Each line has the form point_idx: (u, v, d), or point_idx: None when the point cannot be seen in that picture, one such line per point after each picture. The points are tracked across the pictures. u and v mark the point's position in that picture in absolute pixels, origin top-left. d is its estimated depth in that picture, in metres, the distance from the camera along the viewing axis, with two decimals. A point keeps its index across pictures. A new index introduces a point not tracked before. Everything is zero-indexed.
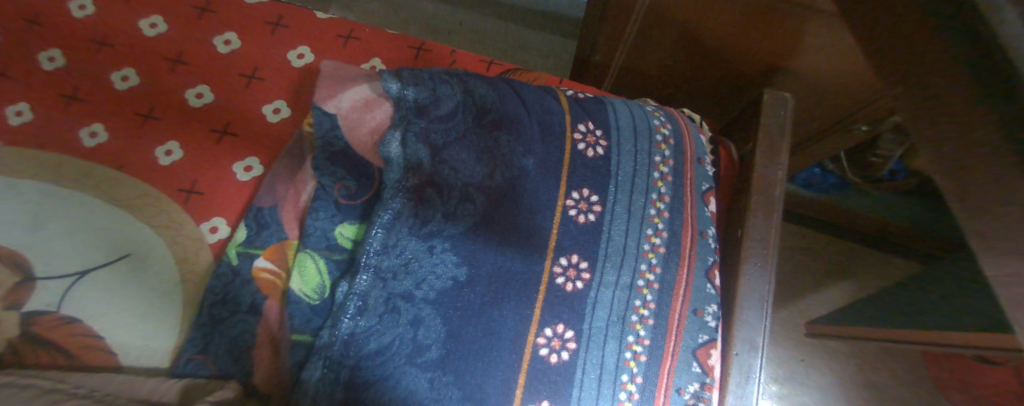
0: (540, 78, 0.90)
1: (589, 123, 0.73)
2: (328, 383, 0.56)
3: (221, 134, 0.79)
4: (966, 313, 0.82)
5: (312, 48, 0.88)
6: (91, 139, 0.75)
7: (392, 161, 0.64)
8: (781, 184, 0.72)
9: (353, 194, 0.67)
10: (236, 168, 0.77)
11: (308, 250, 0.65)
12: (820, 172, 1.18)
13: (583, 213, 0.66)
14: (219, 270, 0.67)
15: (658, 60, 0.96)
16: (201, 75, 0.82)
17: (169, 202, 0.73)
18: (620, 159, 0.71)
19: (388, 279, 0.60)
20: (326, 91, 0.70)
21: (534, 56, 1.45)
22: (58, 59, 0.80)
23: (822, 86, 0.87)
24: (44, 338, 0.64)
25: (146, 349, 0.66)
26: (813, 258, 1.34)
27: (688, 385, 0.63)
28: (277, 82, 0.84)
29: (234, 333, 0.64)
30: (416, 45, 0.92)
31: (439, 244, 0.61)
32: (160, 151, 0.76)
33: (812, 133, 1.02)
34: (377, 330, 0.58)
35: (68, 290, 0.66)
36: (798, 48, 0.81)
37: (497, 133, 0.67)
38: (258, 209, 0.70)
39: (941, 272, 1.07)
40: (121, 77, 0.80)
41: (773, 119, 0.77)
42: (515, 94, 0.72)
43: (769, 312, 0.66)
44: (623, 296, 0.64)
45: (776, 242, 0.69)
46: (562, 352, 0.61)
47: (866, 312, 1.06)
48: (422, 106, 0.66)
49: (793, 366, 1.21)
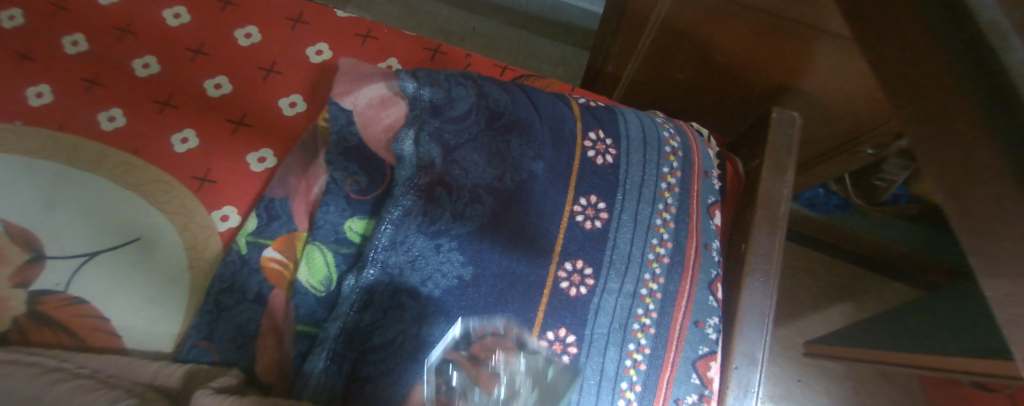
0: (552, 85, 0.91)
1: (600, 131, 0.74)
2: (331, 373, 0.57)
3: (236, 124, 0.80)
4: (968, 341, 0.82)
5: (331, 45, 0.89)
6: (109, 123, 0.76)
7: (404, 159, 0.66)
8: (786, 201, 0.73)
9: (363, 189, 0.68)
10: (250, 158, 0.78)
11: (316, 242, 0.66)
12: (824, 192, 1.20)
13: (590, 220, 0.67)
14: (228, 258, 0.68)
15: (670, 74, 0.97)
16: (220, 66, 0.84)
17: (182, 189, 0.74)
18: (628, 168, 0.72)
19: (395, 274, 0.61)
20: (343, 88, 0.72)
21: (545, 64, 1.47)
22: (81, 44, 0.81)
23: (831, 106, 0.89)
24: (50, 318, 0.64)
25: (150, 333, 0.66)
26: (815, 278, 1.34)
27: (686, 396, 0.64)
28: (295, 76, 0.85)
29: (240, 321, 0.65)
30: (433, 47, 0.93)
31: (446, 243, 0.62)
32: (176, 138, 0.77)
33: (817, 155, 1.03)
34: (382, 325, 0.59)
35: (77, 270, 0.66)
36: (808, 68, 0.83)
37: (509, 137, 0.68)
38: (269, 200, 0.71)
39: (941, 299, 1.08)
40: (142, 64, 0.82)
41: (780, 136, 0.78)
42: (528, 99, 0.73)
43: (770, 328, 0.66)
44: (626, 304, 0.65)
45: (779, 259, 0.70)
46: (563, 356, 0.62)
47: (865, 335, 1.06)
48: (437, 107, 0.67)
49: (790, 386, 1.21)
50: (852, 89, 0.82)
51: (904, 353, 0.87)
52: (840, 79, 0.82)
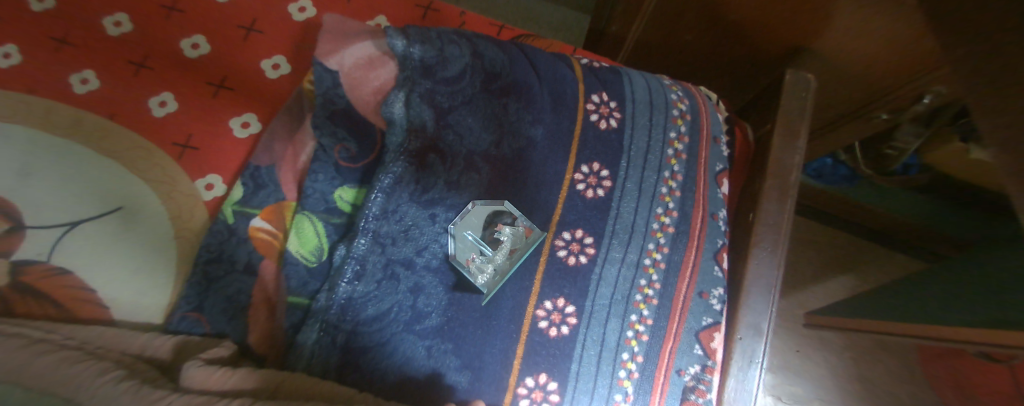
0: (553, 46, 0.86)
1: (603, 94, 0.70)
2: (324, 345, 0.54)
3: (217, 87, 0.76)
4: (980, 316, 0.80)
5: (315, 2, 0.83)
6: (82, 86, 0.72)
7: (395, 124, 0.61)
8: (797, 169, 0.70)
9: (353, 157, 0.65)
10: (234, 123, 0.74)
11: (306, 212, 0.63)
12: (832, 162, 1.16)
13: (592, 188, 0.65)
14: (215, 228, 0.65)
15: (678, 35, 0.93)
16: (196, 25, 0.78)
17: (164, 156, 0.71)
18: (633, 133, 0.68)
19: (387, 245, 0.57)
20: (329, 46, 0.66)
21: (543, 29, 1.41)
22: (48, 1, 0.75)
23: (847, 69, 0.84)
24: (30, 290, 0.61)
25: (136, 304, 0.64)
26: (816, 250, 1.32)
27: (689, 366, 0.63)
28: (277, 37, 0.80)
29: (229, 293, 0.63)
30: (424, 5, 0.88)
31: (441, 213, 0.60)
32: (154, 101, 0.73)
33: (829, 122, 0.99)
34: (376, 296, 0.56)
35: (59, 239, 0.64)
36: (825, 26, 0.77)
37: (506, 100, 0.65)
38: (256, 168, 0.68)
39: (951, 269, 1.06)
40: (113, 22, 0.76)
41: (793, 101, 0.74)
42: (527, 60, 0.68)
43: (777, 298, 0.64)
44: (628, 275, 0.63)
45: (789, 228, 0.67)
46: (562, 326, 0.60)
47: (868, 305, 1.04)
48: (429, 67, 0.62)
49: (788, 356, 1.21)
50: (874, 50, 0.78)
51: (897, 323, 0.87)
52: (859, 40, 0.77)
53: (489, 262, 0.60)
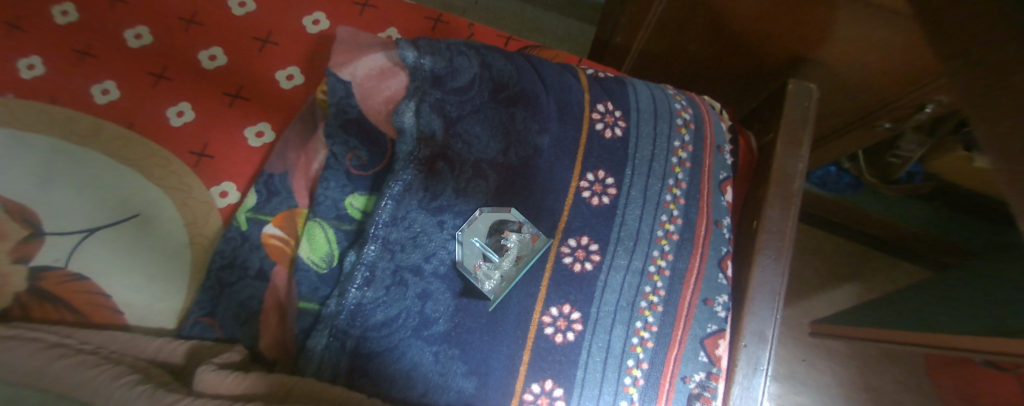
0: (559, 56, 0.88)
1: (608, 103, 0.71)
2: (333, 351, 0.55)
3: (232, 97, 0.78)
4: (986, 325, 0.80)
5: (328, 14, 0.86)
6: (102, 96, 0.74)
7: (406, 132, 0.62)
8: (800, 177, 0.71)
9: (364, 165, 0.67)
10: (248, 132, 0.76)
11: (318, 218, 0.65)
12: (836, 170, 1.16)
13: (597, 195, 0.66)
14: (228, 234, 0.67)
15: (682, 45, 0.94)
16: (213, 37, 0.81)
17: (180, 164, 0.73)
18: (638, 142, 0.70)
19: (397, 251, 0.58)
20: (342, 57, 0.67)
21: (549, 38, 1.43)
22: (72, 14, 0.78)
23: (848, 79, 0.85)
24: (48, 295, 0.63)
25: (151, 309, 0.65)
26: (821, 258, 1.32)
27: (694, 373, 0.63)
28: (291, 48, 0.83)
29: (241, 298, 0.64)
30: (434, 17, 0.90)
31: (450, 220, 0.61)
32: (171, 111, 0.76)
33: (831, 131, 1.00)
34: (384, 302, 0.57)
35: (77, 245, 0.65)
36: (825, 37, 0.78)
37: (513, 109, 0.66)
38: (269, 175, 0.70)
39: (957, 278, 1.06)
40: (134, 35, 0.79)
41: (795, 110, 0.75)
42: (534, 70, 0.70)
43: (781, 306, 0.65)
44: (634, 281, 0.64)
45: (792, 236, 0.67)
46: (567, 332, 0.61)
47: (874, 314, 1.04)
48: (439, 77, 0.64)
49: (794, 365, 1.20)
50: (877, 60, 0.79)
51: (902, 331, 0.87)
52: (861, 50, 0.78)
53: (496, 269, 0.62)
